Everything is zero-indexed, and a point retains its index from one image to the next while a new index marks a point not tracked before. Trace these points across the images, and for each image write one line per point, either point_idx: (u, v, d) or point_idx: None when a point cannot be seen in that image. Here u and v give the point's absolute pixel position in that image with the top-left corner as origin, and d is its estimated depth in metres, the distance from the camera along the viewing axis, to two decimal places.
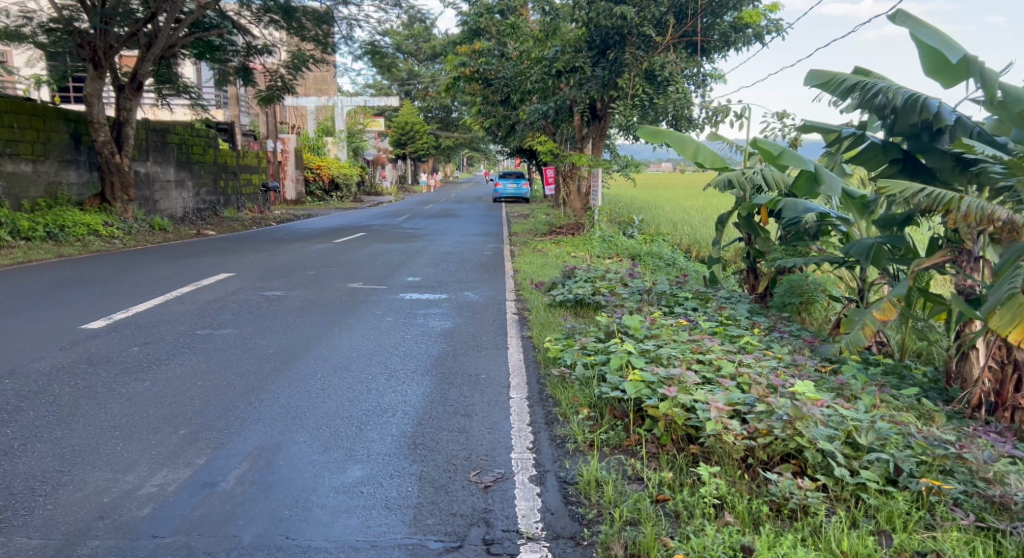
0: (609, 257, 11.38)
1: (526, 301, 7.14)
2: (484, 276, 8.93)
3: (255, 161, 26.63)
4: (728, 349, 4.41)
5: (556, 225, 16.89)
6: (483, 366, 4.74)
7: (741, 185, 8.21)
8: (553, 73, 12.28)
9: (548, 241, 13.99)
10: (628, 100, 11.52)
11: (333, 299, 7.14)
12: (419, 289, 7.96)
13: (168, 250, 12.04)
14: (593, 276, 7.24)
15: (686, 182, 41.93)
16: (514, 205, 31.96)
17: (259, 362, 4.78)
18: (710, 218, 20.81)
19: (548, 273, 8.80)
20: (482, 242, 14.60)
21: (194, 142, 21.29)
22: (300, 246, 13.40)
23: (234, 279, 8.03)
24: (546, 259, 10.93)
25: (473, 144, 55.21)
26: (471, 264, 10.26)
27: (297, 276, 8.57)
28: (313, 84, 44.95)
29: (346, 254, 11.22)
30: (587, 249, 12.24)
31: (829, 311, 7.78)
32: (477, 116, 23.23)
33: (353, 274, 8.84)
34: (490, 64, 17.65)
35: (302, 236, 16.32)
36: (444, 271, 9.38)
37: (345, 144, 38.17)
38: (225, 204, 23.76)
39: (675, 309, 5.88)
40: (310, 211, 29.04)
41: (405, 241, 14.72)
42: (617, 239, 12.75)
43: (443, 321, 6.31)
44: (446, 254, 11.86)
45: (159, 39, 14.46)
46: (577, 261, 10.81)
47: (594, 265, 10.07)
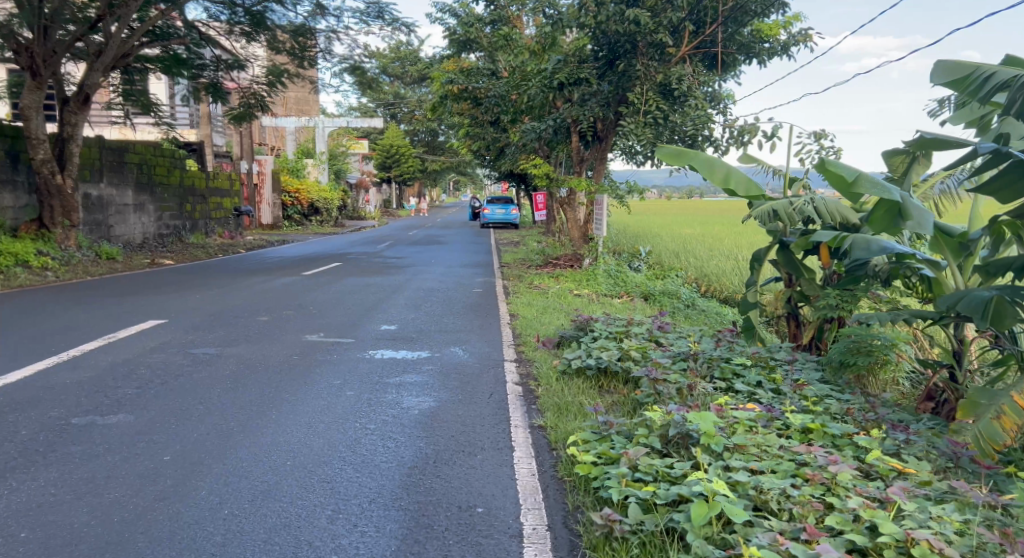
0: (618, 297, 9.90)
1: (529, 363, 5.59)
2: (474, 323, 7.40)
3: (227, 183, 25.08)
4: (856, 474, 2.90)
5: (552, 255, 15.45)
6: (480, 490, 3.19)
7: (788, 218, 6.76)
8: (554, 86, 10.90)
9: (545, 275, 12.52)
10: (639, 117, 10.17)
11: (279, 360, 5.56)
12: (394, 342, 6.39)
13: (107, 285, 10.41)
14: (615, 331, 5.73)
15: (679, 209, 40.96)
16: (502, 230, 30.67)
17: (143, 478, 3.20)
18: (715, 248, 19.49)
19: (552, 321, 7.28)
20: (470, 274, 13.11)
21: (158, 162, 19.74)
22: (261, 280, 11.81)
23: (162, 328, 6.45)
24: (545, 299, 9.42)
25: (459, 169, 54.02)
26: (459, 305, 8.73)
27: (244, 323, 7.00)
28: (293, 105, 43.61)
29: (312, 292, 9.66)
30: (590, 286, 10.76)
31: (898, 372, 6.24)
32: (464, 138, 21.95)
33: (315, 321, 7.27)
34: (479, 84, 16.43)
35: (269, 267, 14.72)
36: (425, 316, 7.83)
37: (326, 167, 36.73)
38: (192, 229, 22.15)
39: (737, 386, 4.36)
40: (286, 237, 27.52)
41: (383, 274, 13.20)
42: (623, 275, 11.28)
43: (421, 395, 4.75)
44: (430, 291, 10.34)
45: (110, 48, 12.97)
46: (581, 302, 9.32)
47: (601, 309, 8.59)
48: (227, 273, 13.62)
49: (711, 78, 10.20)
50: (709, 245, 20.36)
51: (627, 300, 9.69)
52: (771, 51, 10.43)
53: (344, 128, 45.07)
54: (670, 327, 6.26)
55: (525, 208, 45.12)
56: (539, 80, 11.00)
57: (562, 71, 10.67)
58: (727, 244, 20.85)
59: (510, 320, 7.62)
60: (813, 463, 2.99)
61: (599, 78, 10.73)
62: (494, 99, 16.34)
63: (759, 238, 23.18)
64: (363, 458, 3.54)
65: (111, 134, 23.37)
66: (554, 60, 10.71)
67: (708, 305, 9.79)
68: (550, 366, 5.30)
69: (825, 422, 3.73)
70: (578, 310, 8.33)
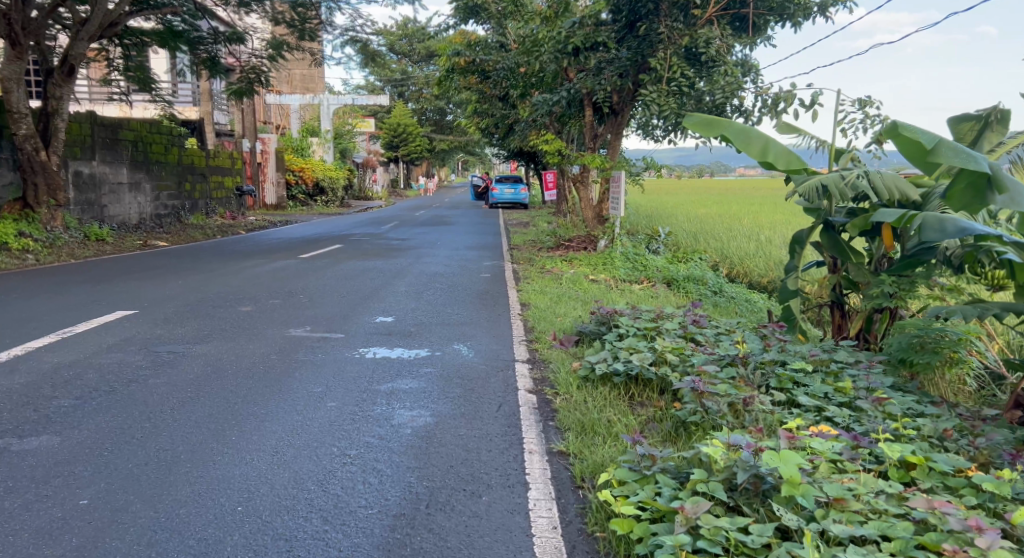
0: (638, 283, 9.07)
1: (545, 365, 4.79)
2: (481, 314, 6.59)
3: (228, 162, 24.31)
4: (1009, 547, 2.08)
5: (564, 236, 14.63)
6: (484, 553, 2.42)
7: (840, 195, 5.90)
8: (569, 52, 10.02)
9: (558, 258, 11.71)
10: (662, 84, 9.30)
11: (253, 361, 4.78)
12: (390, 337, 5.59)
13: (86, 269, 9.65)
14: (644, 327, 4.92)
15: (692, 189, 39.99)
16: (511, 211, 29.83)
17: (42, 536, 2.45)
18: (734, 229, 18.62)
19: (568, 312, 6.48)
20: (478, 257, 12.31)
21: (154, 139, 18.91)
22: (255, 264, 11.05)
23: (127, 321, 5.68)
24: (559, 286, 8.60)
25: (467, 147, 53.00)
26: (465, 293, 7.93)
27: (222, 315, 6.22)
28: (298, 82, 42.74)
29: (306, 278, 8.90)
30: (607, 271, 9.95)
31: (962, 373, 5.39)
32: (472, 114, 21.10)
33: (302, 312, 6.48)
34: (489, 54, 15.79)
35: (267, 249, 13.97)
36: (427, 305, 7.04)
37: (331, 145, 35.89)
38: (192, 209, 21.42)
39: (802, 401, 3.55)
40: (289, 217, 26.76)
41: (385, 256, 12.41)
42: (643, 258, 10.44)
43: (415, 407, 3.96)
44: (434, 276, 9.54)
45: (94, 16, 12.12)
46: (598, 288, 8.50)
47: (621, 297, 7.77)
48: (222, 256, 12.88)
49: (741, 41, 9.24)
50: (728, 225, 19.48)
51: (648, 286, 8.87)
52: (807, 12, 9.44)
53: (351, 106, 44.13)
54: (705, 320, 5.45)
55: (535, 188, 44.17)
56: (552, 44, 10.09)
57: (578, 34, 9.78)
58: (747, 224, 19.95)
59: (522, 311, 6.83)
60: (941, 527, 2.19)
61: (618, 43, 9.83)
62: (504, 72, 15.72)
63: (778, 218, 22.25)
64: (338, 502, 2.79)
65: (108, 111, 22.58)
66: (569, 23, 9.78)
67: (737, 292, 8.95)
68: (570, 370, 4.50)
69: (927, 454, 2.92)
70: (597, 298, 7.53)
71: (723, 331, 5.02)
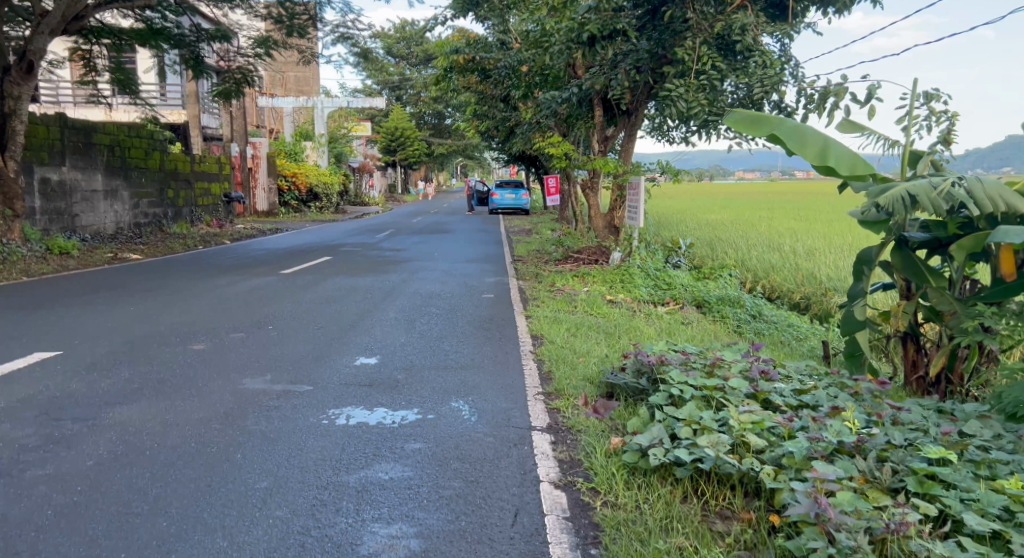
0: (664, 307, 7.90)
1: (573, 439, 3.59)
2: (485, 355, 5.40)
3: (215, 167, 23.15)
4: None
5: (572, 247, 13.52)
6: None
7: (936, 208, 4.71)
8: (584, 40, 8.82)
9: (568, 274, 10.57)
10: (690, 78, 8.17)
11: (183, 432, 3.58)
12: (370, 391, 4.39)
13: (34, 290, 8.47)
14: (702, 385, 3.74)
15: (696, 194, 38.97)
16: (512, 217, 28.79)
17: None
18: (751, 237, 17.51)
19: (592, 352, 5.31)
20: (478, 273, 11.15)
21: (134, 143, 17.76)
22: (229, 282, 9.88)
23: (39, 371, 4.50)
24: (575, 313, 7.42)
25: (466, 152, 51.89)
26: (465, 322, 6.76)
27: (165, 356, 5.04)
28: (292, 85, 41.66)
29: (282, 301, 7.72)
30: (625, 291, 8.78)
31: None
32: (471, 116, 20.02)
33: (266, 352, 5.30)
34: (489, 53, 15.00)
35: (248, 263, 12.79)
36: (419, 340, 5.85)
37: (325, 150, 34.72)
38: (175, 218, 20.27)
39: (976, 525, 2.36)
40: (280, 225, 25.61)
41: (376, 271, 11.26)
42: (665, 276, 9.28)
43: (396, 518, 2.77)
44: (429, 297, 8.37)
45: (55, 6, 10.99)
46: (621, 314, 7.32)
47: (649, 326, 6.59)
48: (196, 271, 11.68)
49: (781, 27, 8.11)
50: (744, 233, 18.35)
51: (676, 311, 7.70)
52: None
53: (347, 109, 43.00)
54: (771, 369, 4.29)
55: (535, 194, 43.10)
56: (565, 31, 8.91)
57: (593, 21, 8.57)
58: (764, 232, 18.84)
59: (534, 348, 5.65)
60: None
61: (639, 31, 8.66)
62: (505, 69, 14.95)
63: (793, 225, 21.14)
64: None
65: (90, 114, 21.45)
66: (583, 7, 8.54)
67: (779, 318, 7.77)
68: (609, 450, 3.33)
69: None
70: (622, 330, 6.35)
71: (802, 390, 3.86)
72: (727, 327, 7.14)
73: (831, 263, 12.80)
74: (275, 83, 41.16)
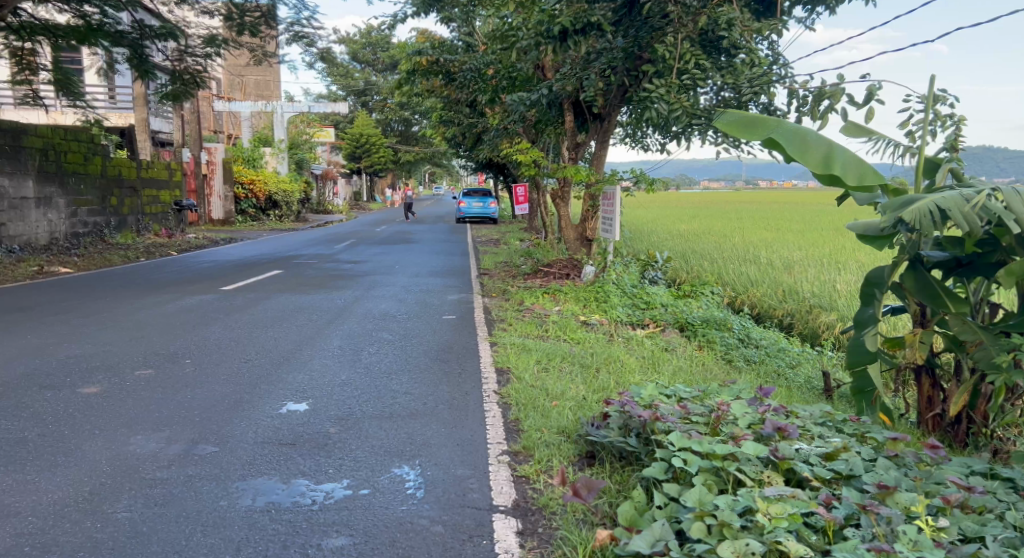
0: (644, 331, 7.12)
1: (545, 528, 2.76)
2: (439, 397, 4.53)
3: (165, 173, 21.94)
4: None
5: (542, 260, 12.74)
6: None
7: (971, 226, 3.99)
8: (554, 35, 8.03)
9: (537, 290, 9.76)
10: (671, 77, 7.44)
11: (19, 530, 2.66)
12: (291, 453, 3.49)
13: None
14: (707, 452, 2.96)
15: (665, 202, 38.64)
16: (479, 226, 27.96)
17: None
18: (726, 249, 16.94)
19: (568, 394, 4.48)
20: (441, 289, 10.29)
21: (71, 147, 16.56)
22: (160, 300, 8.88)
23: None
24: (546, 338, 6.60)
25: (433, 159, 50.99)
26: (419, 351, 5.88)
27: (43, 404, 4.09)
28: (252, 89, 40.40)
29: (211, 325, 6.76)
30: (600, 311, 7.99)
31: None
32: (436, 122, 19.18)
33: (173, 395, 4.38)
34: (454, 56, 14.30)
35: (189, 277, 11.75)
36: (363, 377, 4.97)
37: (285, 156, 33.55)
38: (119, 227, 19.03)
39: None
40: (235, 234, 24.41)
41: (328, 287, 10.33)
42: (643, 294, 8.52)
43: None
44: (383, 319, 7.48)
45: None
46: (598, 341, 6.51)
47: (631, 358, 5.80)
48: (129, 286, 10.62)
49: (770, 22, 7.43)
50: (719, 244, 17.77)
51: (658, 337, 6.92)
52: None
53: (309, 114, 41.85)
54: (786, 423, 3.51)
55: (502, 201, 42.43)
56: (533, 24, 8.14)
57: (565, 13, 7.79)
58: (738, 243, 18.29)
59: (500, 387, 4.79)
60: None
61: (615, 26, 7.98)
62: (470, 72, 14.18)
63: (767, 236, 20.67)
64: None
65: (30, 116, 20.15)
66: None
67: (770, 342, 7.05)
68: (595, 549, 2.52)
69: None
70: (600, 362, 5.55)
71: (831, 453, 3.07)
72: (716, 356, 6.38)
73: (813, 277, 12.19)
74: (234, 87, 39.87)
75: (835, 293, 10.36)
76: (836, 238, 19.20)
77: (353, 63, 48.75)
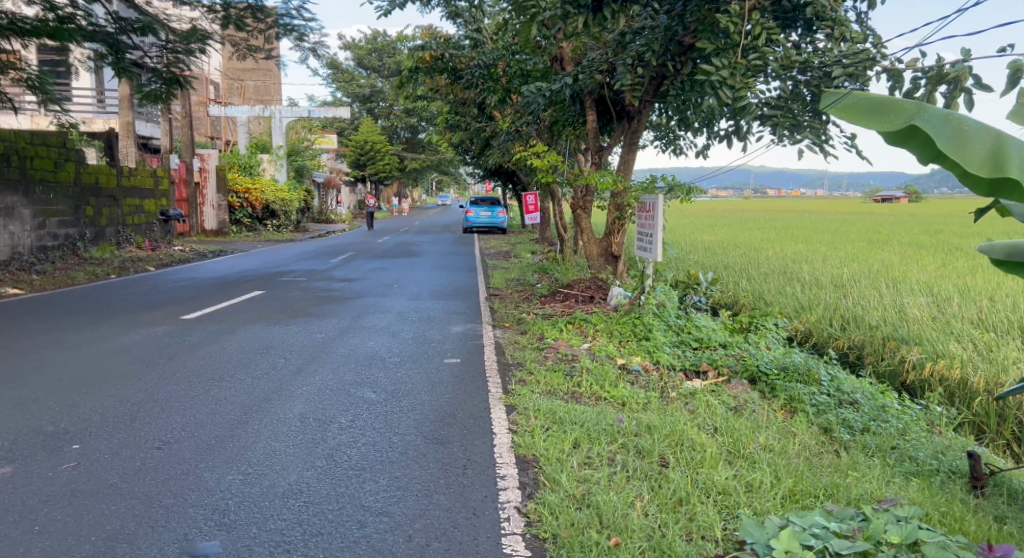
0: (706, 385, 5.54)
1: None
2: (432, 525, 2.96)
3: (150, 182, 20.49)
4: None
5: (560, 280, 11.15)
6: None
7: None
8: (587, 5, 6.39)
9: (559, 319, 8.16)
10: (737, 57, 5.89)
11: None
12: None
13: None
14: None
15: (682, 211, 36.92)
16: (488, 237, 26.35)
17: None
18: (762, 264, 15.28)
19: (634, 524, 2.91)
20: (444, 316, 8.71)
21: (41, 152, 15.14)
22: (103, 332, 7.36)
23: None
24: (579, 398, 5.02)
25: (440, 167, 49.50)
26: (411, 423, 4.30)
27: None
28: (252, 94, 39.02)
29: (141, 377, 5.23)
30: (642, 353, 6.40)
31: None
32: (443, 125, 17.65)
33: (13, 528, 2.84)
34: (460, 51, 12.76)
35: (154, 300, 10.23)
36: (323, 477, 3.41)
37: (284, 163, 32.06)
38: (96, 240, 17.53)
39: None
40: (227, 246, 22.86)
41: (312, 314, 8.78)
42: (692, 330, 6.92)
43: None
44: (368, 364, 5.92)
45: None
46: (653, 402, 4.92)
47: (703, 435, 4.22)
48: (79, 312, 9.10)
49: None
50: (752, 259, 16.13)
51: (726, 393, 5.33)
52: None
53: (312, 120, 40.39)
54: None
55: (511, 211, 40.81)
56: None
57: None
58: (773, 257, 16.65)
59: (525, 500, 3.23)
60: None
61: None
62: (478, 69, 12.60)
63: (801, 249, 18.98)
64: None
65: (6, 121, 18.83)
66: None
67: (869, 398, 5.43)
68: None
69: None
70: (664, 445, 3.97)
71: None
72: (809, 423, 4.78)
73: (875, 300, 10.52)
74: (233, 91, 38.47)
75: (912, 321, 8.70)
76: (879, 253, 17.52)
77: (357, 69, 47.48)
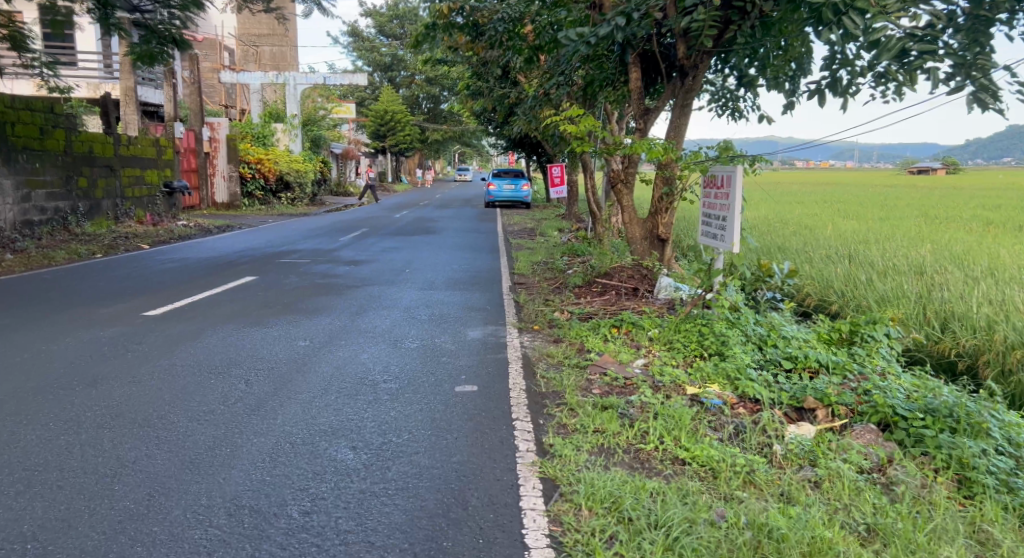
0: (821, 434, 3.96)
1: None
2: None
3: (151, 151, 19.06)
4: None
5: (597, 264, 9.56)
6: None
7: None
8: None
9: (601, 321, 6.58)
10: None
11: None
12: None
13: None
14: None
15: None
16: (512, 211, 24.72)
17: None
18: (823, 245, 13.51)
19: None
20: (461, 315, 7.19)
21: (25, 117, 13.75)
22: (36, 334, 5.94)
23: None
24: (646, 464, 3.48)
25: (462, 137, 47.76)
26: (399, 523, 2.80)
27: None
28: (266, 61, 37.42)
29: (34, 417, 3.78)
30: (720, 378, 4.81)
31: None
32: (464, 90, 15.94)
33: None
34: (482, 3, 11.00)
35: (127, 287, 8.82)
36: None
37: (299, 133, 30.54)
38: (90, 214, 16.20)
39: None
40: (235, 220, 21.45)
41: (303, 310, 7.31)
42: (780, 343, 5.30)
43: None
44: (355, 394, 4.41)
45: None
46: (757, 472, 3.36)
47: (862, 548, 2.66)
48: (33, 302, 7.71)
49: None
50: (807, 239, 14.38)
51: (854, 452, 3.74)
52: None
53: (329, 87, 38.77)
54: None
55: (536, 184, 39.04)
56: None
57: None
58: (832, 237, 14.83)
59: None
60: None
61: None
62: (502, 24, 10.86)
63: (857, 227, 17.12)
64: None
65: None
66: None
67: None
68: None
69: None
70: None
71: None
72: (996, 507, 3.19)
73: (976, 290, 8.77)
74: (247, 57, 36.80)
75: None
76: (945, 232, 15.68)
77: (378, 36, 45.74)
